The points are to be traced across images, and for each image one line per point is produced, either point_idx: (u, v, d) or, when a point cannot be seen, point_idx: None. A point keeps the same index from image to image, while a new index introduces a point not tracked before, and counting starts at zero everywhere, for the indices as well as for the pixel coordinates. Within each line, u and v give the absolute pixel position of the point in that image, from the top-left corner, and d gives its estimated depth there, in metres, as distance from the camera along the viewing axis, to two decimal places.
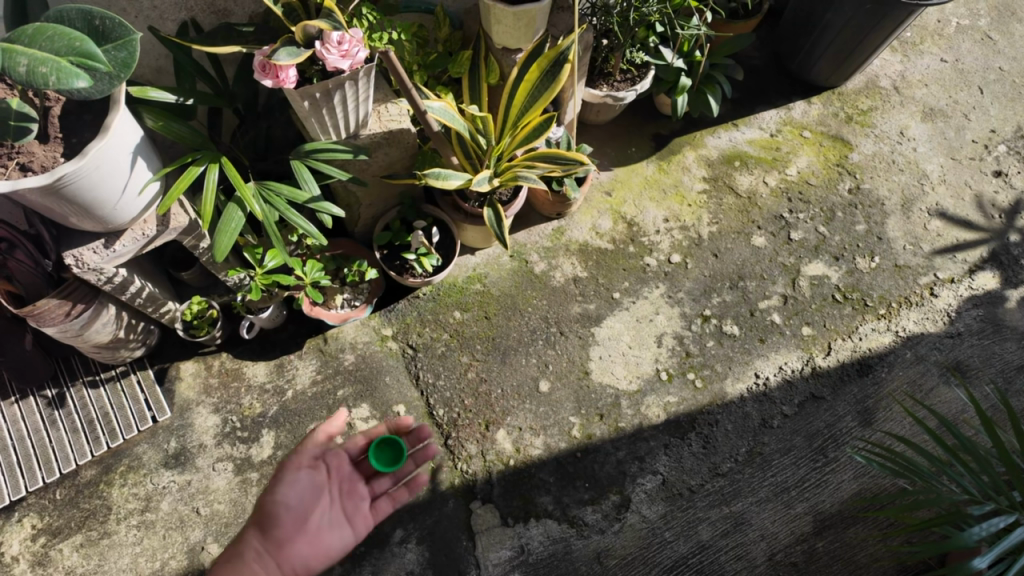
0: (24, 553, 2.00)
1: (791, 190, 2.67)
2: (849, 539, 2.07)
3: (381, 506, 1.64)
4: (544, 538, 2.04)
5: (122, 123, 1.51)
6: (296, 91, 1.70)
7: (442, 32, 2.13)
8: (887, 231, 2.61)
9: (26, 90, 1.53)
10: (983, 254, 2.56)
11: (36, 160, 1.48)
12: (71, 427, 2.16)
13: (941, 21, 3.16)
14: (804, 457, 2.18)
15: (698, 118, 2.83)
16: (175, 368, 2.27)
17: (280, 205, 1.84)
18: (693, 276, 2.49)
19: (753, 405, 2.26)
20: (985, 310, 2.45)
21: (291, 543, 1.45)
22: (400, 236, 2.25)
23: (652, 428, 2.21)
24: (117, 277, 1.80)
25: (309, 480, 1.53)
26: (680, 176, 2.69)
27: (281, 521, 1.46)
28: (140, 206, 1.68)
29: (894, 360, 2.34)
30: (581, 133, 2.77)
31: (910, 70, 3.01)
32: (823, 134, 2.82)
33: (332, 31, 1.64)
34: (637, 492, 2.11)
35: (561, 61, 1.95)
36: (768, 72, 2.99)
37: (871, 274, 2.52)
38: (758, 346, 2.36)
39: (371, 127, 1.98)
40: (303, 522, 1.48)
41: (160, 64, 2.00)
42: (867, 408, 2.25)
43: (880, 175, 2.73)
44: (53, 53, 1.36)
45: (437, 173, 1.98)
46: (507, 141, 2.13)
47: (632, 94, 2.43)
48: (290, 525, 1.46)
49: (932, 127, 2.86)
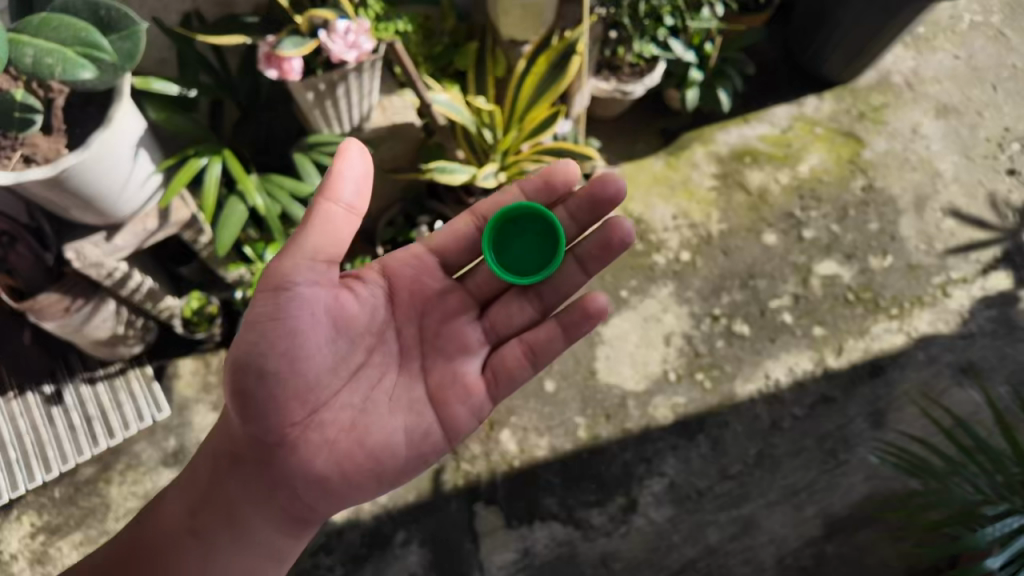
0: (24, 550, 2.01)
1: (803, 188, 2.62)
2: (858, 543, 2.06)
3: (507, 356, 1.45)
4: (549, 541, 2.01)
5: (125, 115, 1.47)
6: (301, 83, 1.67)
7: (448, 22, 2.07)
8: (900, 230, 2.56)
9: (31, 82, 1.46)
10: (996, 253, 2.52)
11: (40, 152, 1.43)
12: (68, 424, 2.07)
13: (955, 17, 3.09)
14: (814, 459, 2.14)
15: (707, 113, 2.78)
16: (174, 365, 2.23)
17: (284, 198, 1.80)
18: (703, 274, 2.44)
19: (764, 406, 2.21)
20: (999, 311, 2.41)
21: (300, 416, 1.28)
22: (403, 232, 2.23)
23: (661, 430, 2.16)
24: (118, 272, 1.71)
25: (304, 310, 1.23)
26: (689, 172, 2.64)
27: (275, 377, 1.23)
28: (141, 199, 1.64)
29: (907, 361, 2.30)
30: (589, 128, 2.72)
31: (924, 65, 2.94)
32: (835, 131, 2.77)
33: (338, 21, 1.60)
34: (644, 494, 2.07)
35: (570, 53, 1.94)
36: (779, 68, 2.93)
37: (884, 273, 2.47)
38: (768, 347, 2.31)
39: (375, 121, 1.99)
40: (310, 393, 1.28)
41: (164, 56, 1.92)
42: (878, 410, 2.21)
43: (894, 173, 2.68)
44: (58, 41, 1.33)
45: (441, 167, 1.96)
46: (514, 135, 2.04)
47: (641, 87, 2.41)
48: (287, 364, 1.23)
49: (946, 124, 2.80)
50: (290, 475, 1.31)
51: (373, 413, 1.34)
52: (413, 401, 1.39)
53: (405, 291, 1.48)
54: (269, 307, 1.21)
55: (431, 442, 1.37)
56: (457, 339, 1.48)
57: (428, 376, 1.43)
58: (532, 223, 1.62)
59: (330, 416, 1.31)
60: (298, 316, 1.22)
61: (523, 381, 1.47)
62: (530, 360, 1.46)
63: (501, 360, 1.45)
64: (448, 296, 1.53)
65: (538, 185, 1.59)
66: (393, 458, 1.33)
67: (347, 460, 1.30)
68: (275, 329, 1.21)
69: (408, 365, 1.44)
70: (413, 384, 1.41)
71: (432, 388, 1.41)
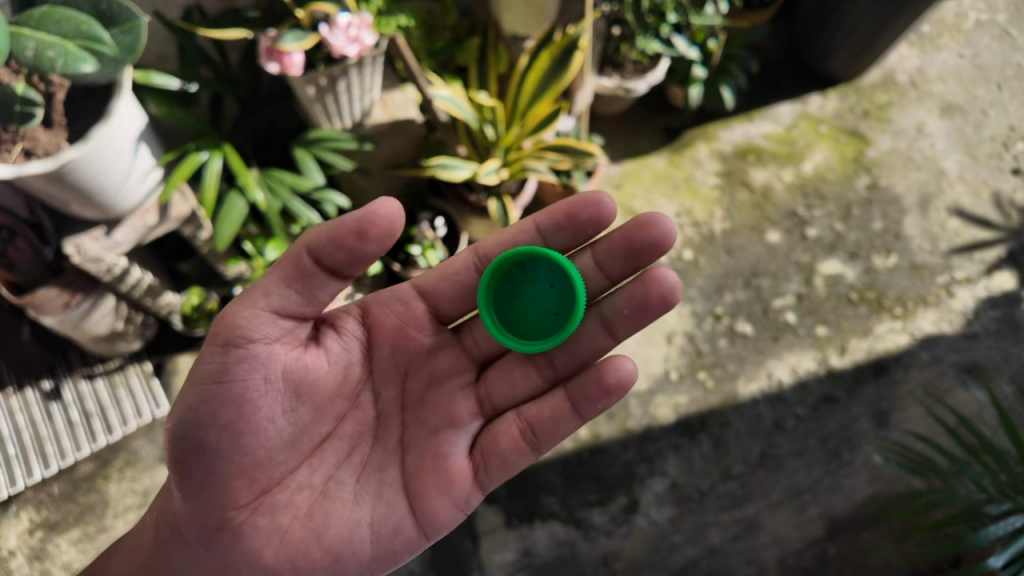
0: (22, 546, 2.00)
1: (806, 187, 2.60)
2: (861, 544, 2.08)
3: (501, 437, 1.36)
4: (549, 541, 2.00)
5: (126, 108, 1.45)
6: (301, 78, 1.65)
7: (449, 18, 2.06)
8: (904, 230, 2.54)
9: (32, 75, 1.46)
10: (1000, 254, 2.51)
11: (40, 146, 1.41)
12: (67, 420, 2.06)
13: (959, 15, 3.06)
14: (817, 460, 2.12)
15: (710, 111, 2.76)
16: (173, 362, 2.21)
17: (284, 193, 1.79)
18: (706, 274, 2.42)
19: (766, 406, 2.19)
20: (1003, 311, 2.39)
21: (245, 497, 1.22)
22: (404, 228, 2.19)
23: (662, 429, 2.14)
24: (118, 268, 1.70)
25: (253, 374, 1.18)
26: (693, 171, 2.62)
27: (216, 453, 1.17)
28: (141, 194, 1.62)
29: (911, 361, 2.28)
30: (591, 126, 2.70)
31: (928, 64, 2.92)
32: (839, 129, 2.75)
33: (339, 14, 1.58)
34: (645, 494, 2.06)
35: (572, 49, 1.92)
36: (783, 66, 2.91)
37: (888, 273, 2.45)
38: (771, 346, 2.30)
39: (375, 116, 2.03)
40: (259, 471, 1.22)
41: (165, 51, 1.89)
42: (882, 410, 2.20)
43: (897, 171, 2.66)
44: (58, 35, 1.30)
45: (443, 163, 1.94)
46: (516, 131, 2.02)
47: (643, 85, 2.38)
48: (230, 437, 1.17)
49: (950, 123, 2.78)
50: (236, 559, 1.24)
51: (332, 496, 1.28)
52: (383, 486, 1.31)
53: (386, 344, 1.40)
54: (212, 367, 1.15)
55: (401, 538, 1.29)
56: (445, 411, 1.37)
57: (405, 455, 1.34)
58: (547, 273, 1.44)
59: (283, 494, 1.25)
60: (246, 382, 1.17)
61: (523, 465, 1.37)
62: (527, 444, 1.35)
63: (492, 442, 1.35)
64: (438, 355, 1.44)
65: (561, 224, 1.44)
66: (354, 555, 1.26)
67: (299, 552, 1.23)
68: (217, 397, 1.15)
69: (383, 439, 1.36)
70: (387, 464, 1.33)
71: (407, 471, 1.32)
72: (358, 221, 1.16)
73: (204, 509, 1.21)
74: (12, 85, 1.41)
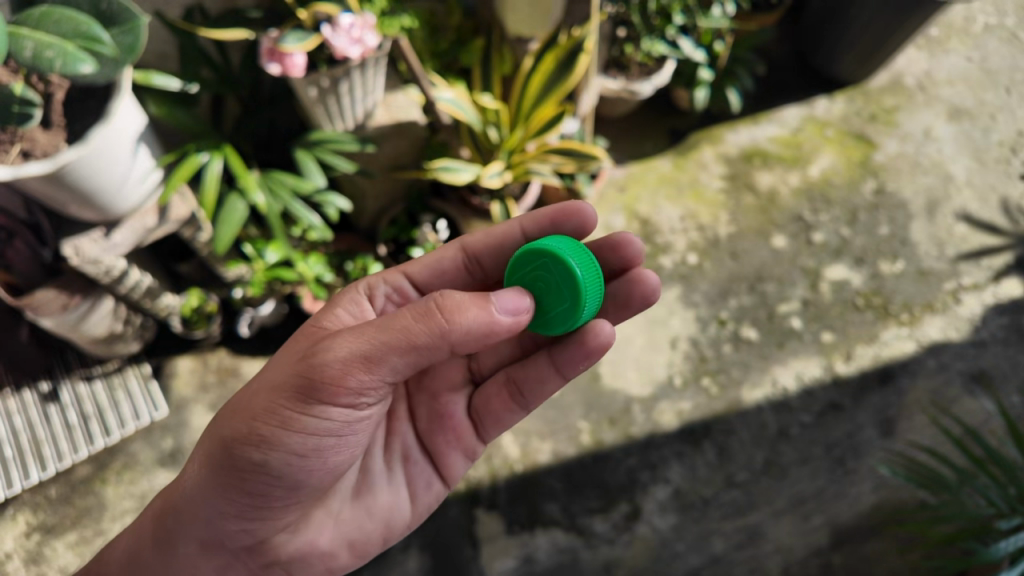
0: (18, 549, 1.97)
1: (812, 191, 2.58)
2: (864, 553, 2.13)
3: (490, 400, 1.39)
4: (550, 548, 1.98)
5: (125, 108, 1.42)
6: (302, 79, 1.63)
7: (453, 19, 2.04)
8: (911, 235, 2.51)
9: (32, 75, 1.44)
10: (1008, 260, 2.47)
11: (39, 147, 1.39)
12: (65, 422, 2.05)
13: (968, 18, 3.03)
14: (822, 467, 2.10)
15: (716, 115, 2.74)
16: (172, 364, 2.19)
17: (285, 196, 1.76)
18: (710, 278, 2.40)
19: (771, 413, 2.16)
20: (1011, 318, 2.36)
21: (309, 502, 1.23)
22: (406, 231, 2.18)
23: (665, 436, 2.12)
24: (117, 270, 1.69)
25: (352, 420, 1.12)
26: (698, 173, 2.60)
27: (304, 483, 1.15)
28: (140, 195, 1.60)
29: (918, 368, 2.25)
30: (596, 128, 2.69)
31: (936, 67, 2.89)
32: (846, 132, 2.73)
33: (341, 15, 1.56)
34: (648, 501, 2.03)
35: (577, 52, 1.91)
36: (790, 69, 2.89)
37: (894, 279, 2.42)
38: (777, 352, 2.27)
39: (379, 118, 1.95)
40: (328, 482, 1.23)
41: (165, 50, 1.87)
42: (888, 418, 2.17)
43: (905, 176, 2.63)
44: (57, 35, 1.28)
45: (445, 166, 1.92)
46: (520, 134, 2.03)
47: (648, 87, 2.34)
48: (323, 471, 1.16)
49: (958, 128, 2.75)
50: (286, 556, 1.26)
51: (372, 474, 1.34)
52: (406, 451, 1.39)
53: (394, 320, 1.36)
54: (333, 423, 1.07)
55: (432, 494, 1.41)
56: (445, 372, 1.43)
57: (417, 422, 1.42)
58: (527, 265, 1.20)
59: (337, 487, 1.29)
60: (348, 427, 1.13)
61: (515, 421, 1.40)
62: (515, 401, 1.37)
63: (486, 403, 1.39)
64: None
65: (544, 226, 1.35)
66: (400, 522, 1.38)
67: (355, 532, 1.31)
68: (327, 446, 1.11)
69: (394, 411, 1.40)
70: (408, 434, 1.40)
71: (422, 437, 1.41)
72: (485, 305, 1.02)
73: (263, 521, 1.19)
74: (10, 85, 1.38)
